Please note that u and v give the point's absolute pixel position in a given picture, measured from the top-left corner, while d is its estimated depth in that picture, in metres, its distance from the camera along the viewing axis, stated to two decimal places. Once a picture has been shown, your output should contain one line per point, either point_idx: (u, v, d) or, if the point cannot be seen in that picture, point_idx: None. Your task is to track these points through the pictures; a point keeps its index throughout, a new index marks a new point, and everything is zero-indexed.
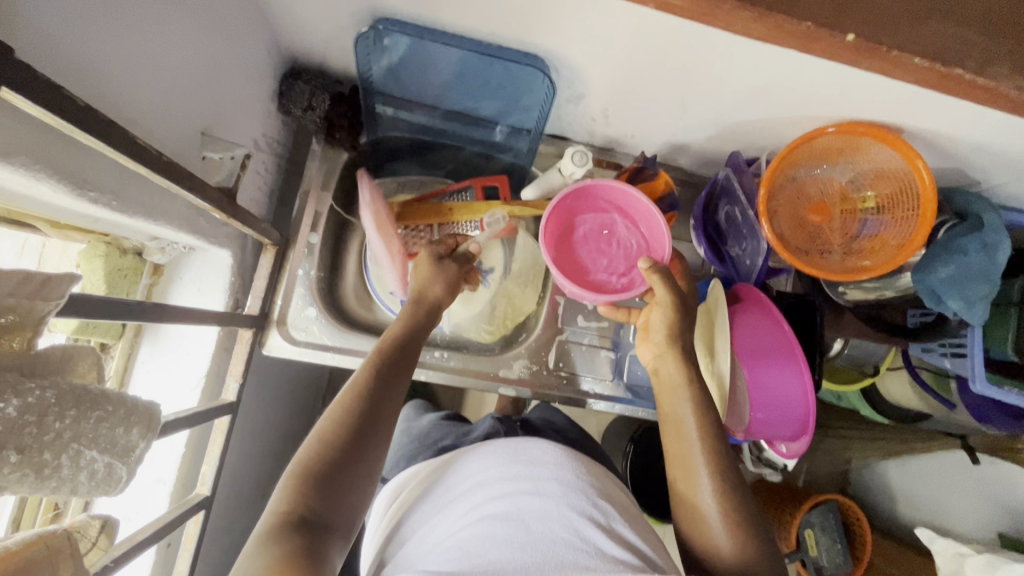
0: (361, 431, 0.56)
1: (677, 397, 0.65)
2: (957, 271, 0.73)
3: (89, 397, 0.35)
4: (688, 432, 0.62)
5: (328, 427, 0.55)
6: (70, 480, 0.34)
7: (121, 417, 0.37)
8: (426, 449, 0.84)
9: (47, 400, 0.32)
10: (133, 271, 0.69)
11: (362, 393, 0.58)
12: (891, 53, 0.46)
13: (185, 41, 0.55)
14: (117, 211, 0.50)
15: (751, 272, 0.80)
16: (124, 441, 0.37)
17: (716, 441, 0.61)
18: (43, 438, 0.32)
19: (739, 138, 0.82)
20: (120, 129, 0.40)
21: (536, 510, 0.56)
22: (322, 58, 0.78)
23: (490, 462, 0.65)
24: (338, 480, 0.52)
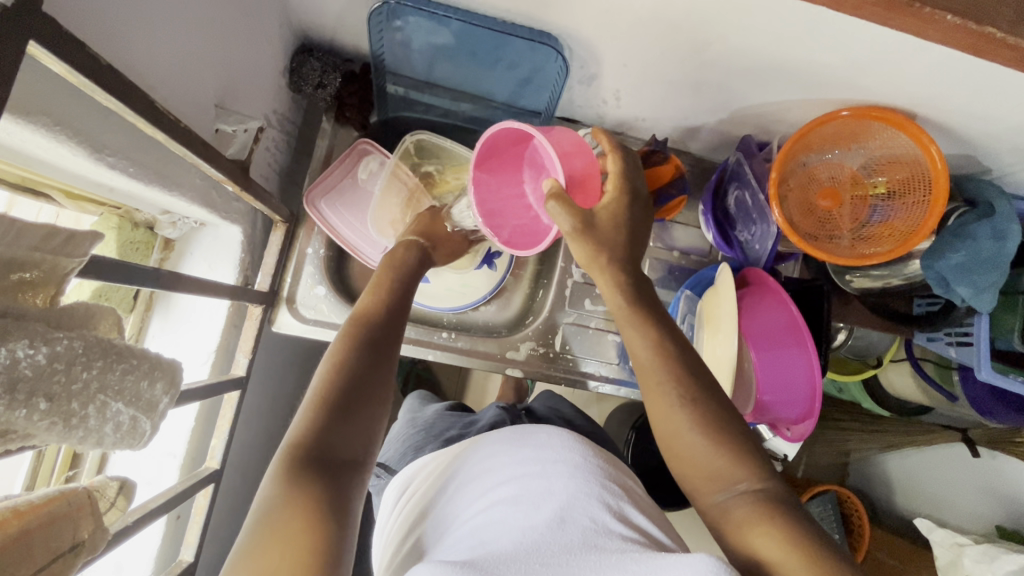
0: (367, 360, 0.57)
1: (647, 358, 0.60)
2: (967, 257, 0.73)
3: (113, 350, 0.35)
4: (664, 391, 0.58)
5: (336, 359, 0.56)
6: (96, 431, 0.35)
7: (145, 371, 0.38)
8: (433, 440, 0.84)
9: (74, 351, 0.33)
10: (144, 244, 0.69)
11: (362, 326, 0.60)
12: (920, 10, 0.43)
13: (200, 9, 0.54)
14: (134, 177, 0.50)
15: (760, 257, 0.80)
16: (147, 396, 0.38)
17: (686, 379, 0.58)
18: (70, 387, 0.32)
19: (751, 121, 0.82)
20: (141, 92, 0.40)
21: (545, 491, 0.56)
22: (335, 34, 0.77)
23: (499, 449, 0.65)
24: (354, 410, 0.53)
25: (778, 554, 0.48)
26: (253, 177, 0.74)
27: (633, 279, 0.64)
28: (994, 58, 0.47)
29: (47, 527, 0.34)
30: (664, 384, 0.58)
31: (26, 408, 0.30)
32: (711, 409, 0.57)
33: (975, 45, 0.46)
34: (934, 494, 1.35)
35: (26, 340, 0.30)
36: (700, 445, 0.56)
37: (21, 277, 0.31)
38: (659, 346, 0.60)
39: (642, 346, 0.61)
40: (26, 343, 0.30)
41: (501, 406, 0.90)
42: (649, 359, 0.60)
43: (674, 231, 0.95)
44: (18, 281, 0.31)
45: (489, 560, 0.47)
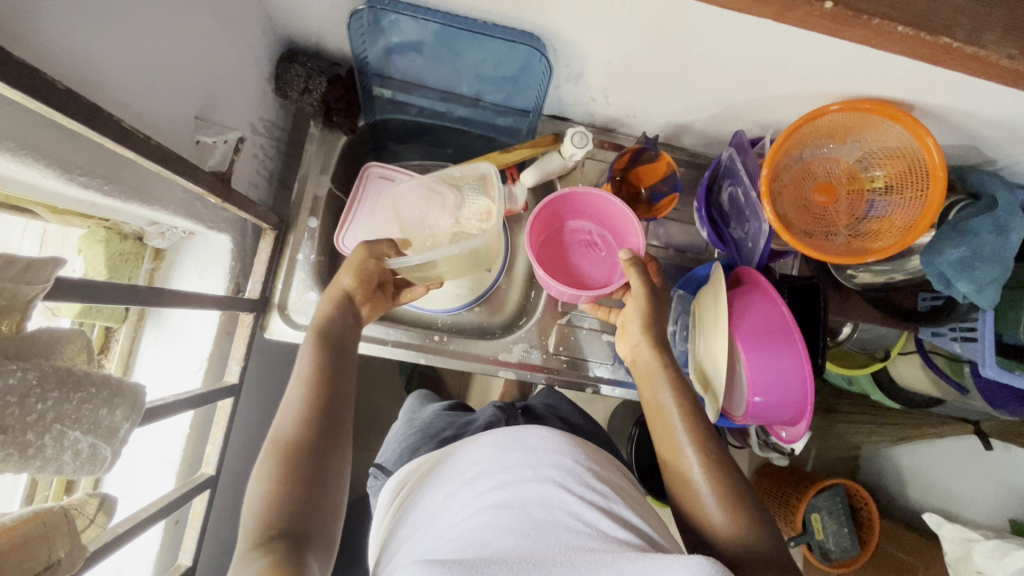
0: (323, 413, 0.60)
1: (659, 402, 0.67)
2: (968, 253, 0.70)
3: (70, 381, 0.37)
4: (675, 440, 0.64)
5: (299, 415, 0.59)
6: (53, 460, 0.37)
7: (105, 399, 0.40)
8: (428, 441, 0.84)
9: (28, 383, 0.34)
10: (134, 256, 0.70)
11: (308, 400, 0.60)
12: (872, 22, 0.44)
13: (173, 24, 0.55)
14: (110, 195, 0.50)
15: (752, 255, 0.79)
16: (108, 423, 0.40)
17: (705, 437, 0.63)
18: (25, 418, 0.34)
19: (743, 116, 0.80)
20: (104, 113, 0.40)
21: (536, 499, 0.55)
22: (318, 39, 0.77)
23: (489, 450, 0.63)
24: (319, 468, 0.56)
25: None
26: (237, 187, 0.74)
27: (665, 345, 0.71)
28: (965, 70, 0.48)
29: (20, 549, 0.35)
30: (675, 436, 0.64)
31: None
32: (717, 458, 0.62)
33: (931, 55, 0.47)
34: (946, 486, 1.32)
35: None
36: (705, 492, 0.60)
37: None
38: (680, 400, 0.66)
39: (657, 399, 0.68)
40: None
41: (497, 404, 0.90)
42: (678, 413, 0.65)
43: (670, 227, 0.94)
44: None
45: (485, 564, 0.47)
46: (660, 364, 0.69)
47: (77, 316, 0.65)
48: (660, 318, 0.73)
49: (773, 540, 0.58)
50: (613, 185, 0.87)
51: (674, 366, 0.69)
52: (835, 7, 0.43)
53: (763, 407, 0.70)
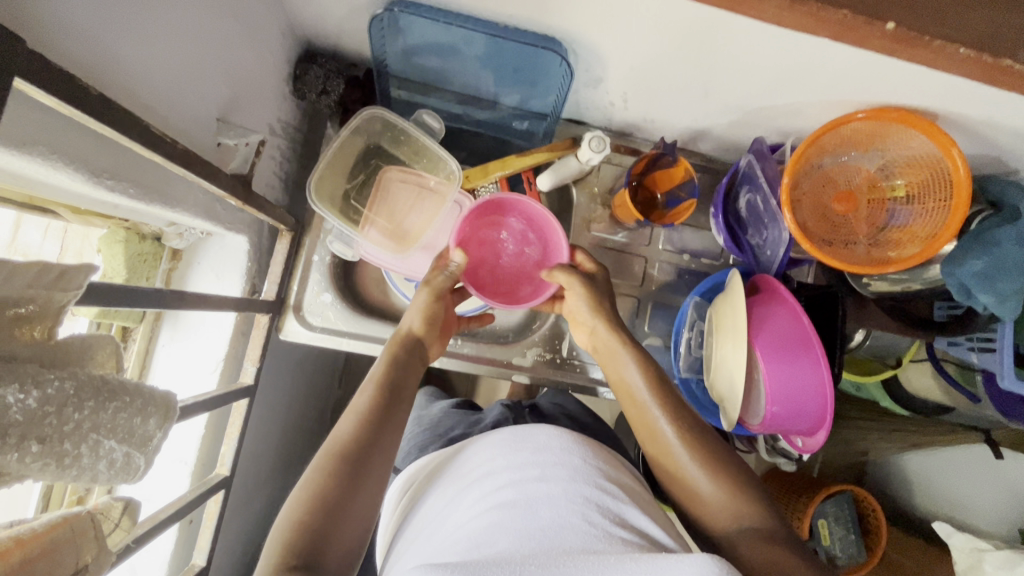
0: (375, 427, 0.61)
1: (628, 384, 0.70)
2: (990, 264, 0.70)
3: (105, 390, 0.37)
4: (649, 414, 0.66)
5: (356, 423, 0.61)
6: (89, 468, 0.37)
7: (138, 408, 0.40)
8: (436, 440, 0.84)
9: (66, 392, 0.35)
10: (152, 256, 0.70)
11: (369, 414, 0.62)
12: (934, 43, 0.45)
13: (198, 26, 0.55)
14: (135, 199, 0.50)
15: (771, 263, 0.78)
16: (140, 431, 0.40)
17: (688, 425, 0.64)
18: (62, 428, 0.34)
19: (763, 122, 0.79)
20: (134, 118, 0.40)
21: (542, 497, 0.55)
22: (338, 40, 0.77)
23: (497, 452, 0.64)
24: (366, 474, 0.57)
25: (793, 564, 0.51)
26: (257, 189, 0.75)
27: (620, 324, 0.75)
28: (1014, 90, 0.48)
29: (49, 556, 0.35)
30: (646, 408, 0.67)
31: (18, 451, 0.32)
32: (691, 427, 0.64)
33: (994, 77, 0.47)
34: (955, 495, 1.32)
35: (16, 386, 0.32)
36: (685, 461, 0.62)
37: (18, 311, 0.33)
38: (649, 381, 0.68)
39: (626, 378, 0.70)
40: (15, 389, 0.32)
41: (506, 403, 0.90)
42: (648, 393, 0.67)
43: (685, 232, 0.93)
44: (14, 316, 0.33)
45: (485, 561, 0.46)
46: (620, 342, 0.72)
47: (95, 316, 0.66)
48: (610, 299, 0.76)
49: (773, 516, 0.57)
50: (630, 189, 0.87)
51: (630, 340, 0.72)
52: (897, 29, 0.44)
53: (780, 416, 0.70)
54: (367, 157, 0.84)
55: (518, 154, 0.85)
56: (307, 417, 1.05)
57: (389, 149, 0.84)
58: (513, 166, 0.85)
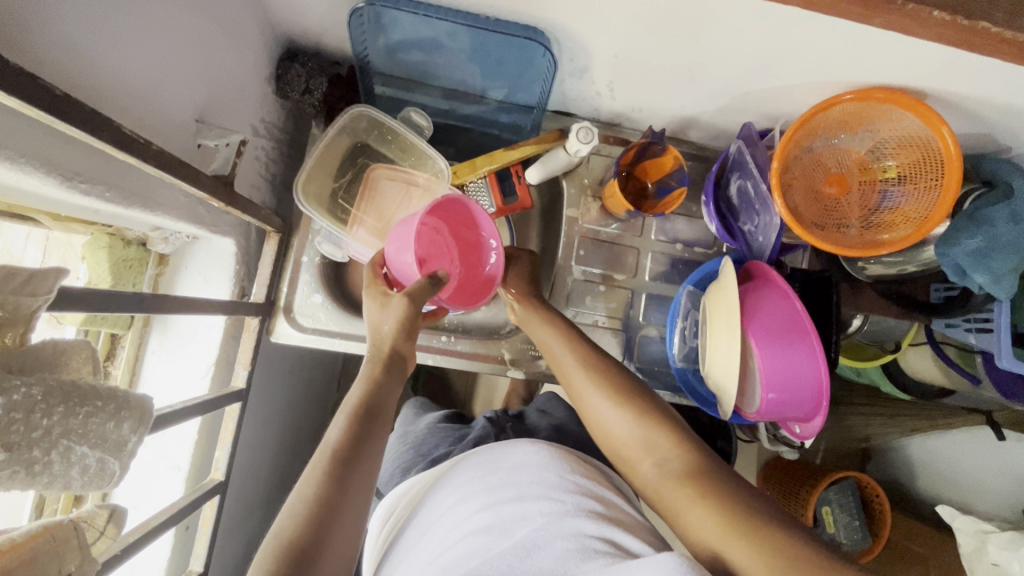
0: (362, 436, 0.57)
1: (554, 356, 0.73)
2: (985, 243, 0.69)
3: (77, 394, 0.37)
4: (573, 377, 0.70)
5: (345, 429, 0.57)
6: (60, 476, 0.37)
7: (112, 412, 0.39)
8: (420, 460, 0.83)
9: (33, 398, 0.34)
10: (138, 262, 0.69)
11: (352, 424, 0.58)
12: (906, 7, 0.45)
13: (171, 25, 0.54)
14: (112, 203, 0.49)
15: (762, 250, 0.78)
16: (115, 436, 0.39)
17: (606, 380, 0.68)
18: (30, 435, 0.34)
19: (752, 107, 0.78)
20: (104, 118, 0.40)
21: (517, 517, 0.55)
22: (319, 38, 0.76)
23: (475, 473, 0.63)
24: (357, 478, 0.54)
25: (711, 522, 0.54)
26: (240, 190, 0.74)
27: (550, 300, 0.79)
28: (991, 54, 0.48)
29: (30, 566, 0.35)
30: (573, 375, 0.70)
31: None
32: (610, 381, 0.68)
33: (969, 41, 0.47)
34: (960, 478, 1.31)
35: None
36: (615, 422, 0.66)
37: None
38: (571, 348, 0.72)
39: (562, 362, 0.72)
40: None
41: (488, 416, 0.90)
42: (566, 354, 0.72)
43: (677, 223, 0.93)
44: None
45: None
46: (545, 317, 0.76)
47: (82, 323, 0.65)
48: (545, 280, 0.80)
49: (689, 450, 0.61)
50: (620, 179, 0.87)
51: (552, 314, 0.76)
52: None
53: (776, 404, 0.69)
54: (355, 156, 0.83)
55: (506, 147, 0.84)
56: (305, 420, 1.04)
57: (376, 148, 0.84)
58: (500, 160, 0.84)
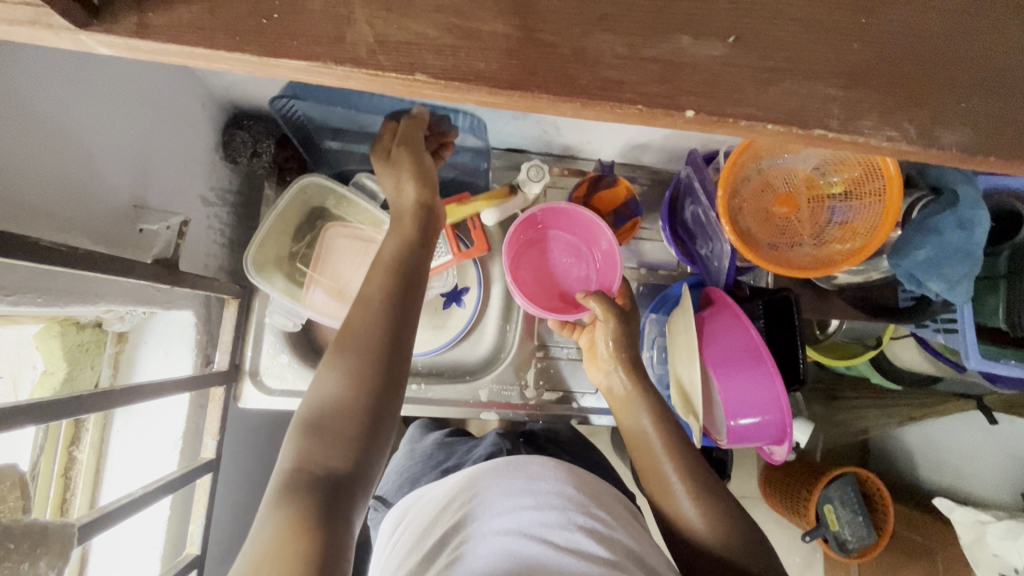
0: (376, 349, 0.56)
1: (640, 432, 0.70)
2: (934, 253, 0.70)
3: None
4: (652, 453, 0.68)
5: (353, 340, 0.56)
6: None
7: (26, 551, 0.42)
8: (429, 471, 0.84)
9: None
10: (95, 344, 0.70)
11: (365, 329, 0.57)
12: None
13: (95, 118, 0.54)
14: (48, 305, 0.49)
15: (718, 275, 0.79)
16: (30, 575, 0.42)
17: (687, 463, 0.66)
18: None
19: (698, 133, 0.79)
20: (20, 236, 0.40)
21: (539, 525, 0.56)
22: (261, 103, 0.76)
23: (492, 476, 0.64)
24: (372, 397, 0.55)
25: None
26: (186, 270, 0.72)
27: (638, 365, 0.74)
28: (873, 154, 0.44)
29: None
30: (653, 450, 0.68)
31: None
32: (693, 466, 0.66)
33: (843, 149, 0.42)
34: (956, 466, 1.31)
35: None
36: (681, 503, 0.64)
37: None
38: (657, 427, 0.69)
39: (638, 422, 0.70)
40: None
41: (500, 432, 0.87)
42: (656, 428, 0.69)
43: (641, 247, 0.93)
44: None
45: None
46: (636, 391, 0.72)
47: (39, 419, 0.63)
48: (632, 338, 0.76)
49: (761, 560, 0.60)
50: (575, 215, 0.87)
51: (650, 392, 0.72)
52: None
53: (744, 430, 0.69)
54: (312, 219, 0.84)
55: (457, 201, 0.82)
56: None
57: (333, 211, 0.84)
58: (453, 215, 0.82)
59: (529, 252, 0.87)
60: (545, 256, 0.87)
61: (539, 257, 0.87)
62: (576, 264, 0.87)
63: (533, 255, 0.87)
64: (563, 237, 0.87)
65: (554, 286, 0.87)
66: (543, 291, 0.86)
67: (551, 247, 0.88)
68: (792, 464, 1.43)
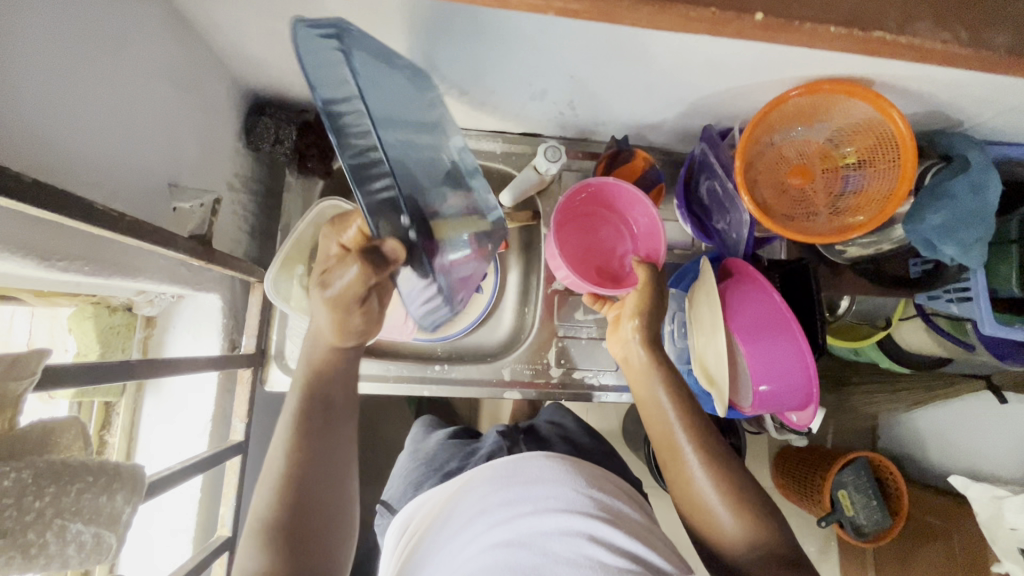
0: (316, 463, 0.58)
1: (657, 407, 0.69)
2: (949, 217, 0.71)
3: (65, 473, 0.41)
4: (671, 433, 0.68)
5: (284, 450, 0.58)
6: (57, 555, 0.40)
7: (103, 485, 0.42)
8: (432, 475, 0.83)
9: (23, 481, 0.38)
10: (125, 327, 0.70)
11: (295, 440, 0.59)
12: (803, 27, 0.45)
13: (133, 96, 0.55)
14: (92, 274, 0.50)
15: (738, 245, 0.79)
16: (108, 509, 0.42)
17: (705, 444, 0.66)
18: (23, 519, 0.38)
19: (712, 109, 0.80)
20: (74, 196, 0.41)
21: (541, 534, 0.57)
22: (283, 90, 0.78)
23: (484, 485, 0.64)
24: (320, 509, 0.57)
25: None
26: (218, 246, 0.75)
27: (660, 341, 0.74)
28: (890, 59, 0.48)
29: None
30: (672, 428, 0.68)
31: None
32: (711, 451, 0.66)
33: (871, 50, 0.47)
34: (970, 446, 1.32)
35: None
36: (701, 483, 0.65)
37: None
38: (678, 402, 0.68)
39: (654, 397, 0.70)
40: None
41: (501, 430, 0.89)
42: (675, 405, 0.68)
43: None
44: None
45: None
46: (654, 365, 0.71)
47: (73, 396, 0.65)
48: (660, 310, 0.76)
49: (775, 534, 0.63)
50: None
51: (667, 366, 0.71)
52: (764, 19, 0.44)
53: (769, 395, 0.70)
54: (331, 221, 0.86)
55: None
56: None
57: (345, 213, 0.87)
58: None
59: (575, 227, 0.88)
60: (588, 231, 0.89)
61: (582, 231, 0.88)
62: (617, 240, 0.89)
63: (576, 232, 0.88)
64: (610, 212, 0.89)
65: (595, 260, 0.89)
66: (586, 269, 0.88)
67: (595, 222, 0.89)
68: (802, 457, 1.43)
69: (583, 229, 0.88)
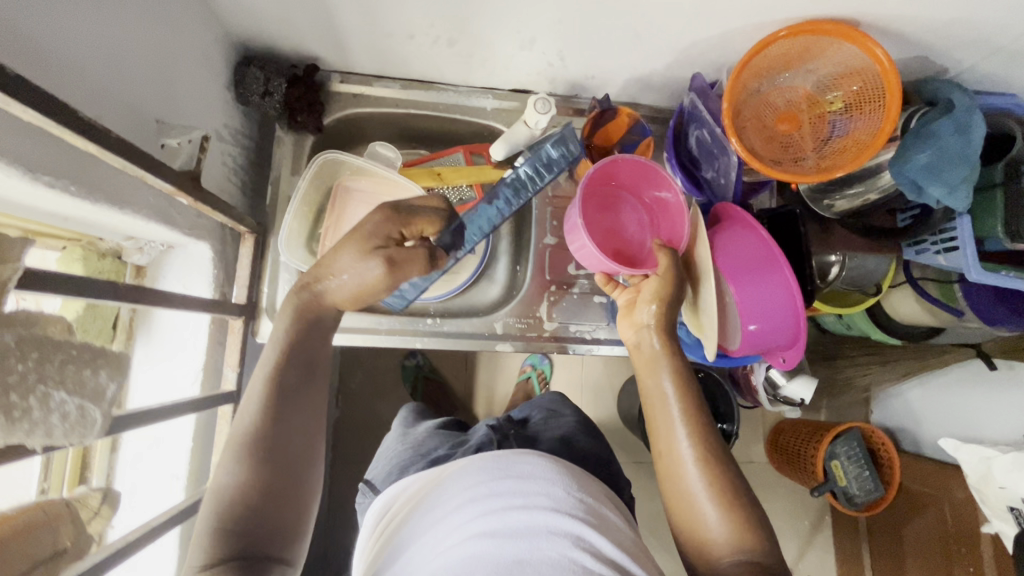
0: (286, 426, 0.58)
1: (658, 394, 0.67)
2: (934, 156, 0.72)
3: (47, 343, 0.45)
4: (671, 423, 0.65)
5: (257, 404, 0.57)
6: (41, 421, 0.43)
7: (84, 360, 0.48)
8: (418, 460, 0.81)
9: (8, 344, 0.41)
10: (114, 273, 0.70)
11: (268, 393, 0.58)
12: None
13: (119, 24, 0.55)
14: (78, 197, 0.51)
15: (727, 190, 0.81)
16: (89, 383, 0.47)
17: (707, 438, 0.63)
18: (8, 376, 0.41)
19: (701, 58, 0.81)
20: (62, 103, 0.41)
21: (528, 533, 0.54)
22: (272, 40, 0.78)
23: (481, 475, 0.62)
24: (286, 477, 0.57)
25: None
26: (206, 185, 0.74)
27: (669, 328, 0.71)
28: None
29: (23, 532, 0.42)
30: (671, 419, 0.65)
31: None
32: (710, 450, 0.63)
33: None
34: None
35: None
36: (691, 479, 0.62)
37: None
38: (681, 391, 0.66)
39: (657, 383, 0.67)
40: None
41: (490, 423, 0.87)
42: (679, 398, 0.65)
43: None
44: None
45: None
46: (666, 353, 0.68)
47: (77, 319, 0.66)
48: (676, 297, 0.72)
49: (765, 545, 0.59)
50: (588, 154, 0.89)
51: (678, 354, 0.69)
52: None
53: (757, 334, 0.71)
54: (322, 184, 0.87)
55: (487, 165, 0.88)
56: None
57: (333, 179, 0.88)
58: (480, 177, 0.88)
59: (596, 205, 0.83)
60: (608, 211, 0.84)
61: (603, 209, 0.83)
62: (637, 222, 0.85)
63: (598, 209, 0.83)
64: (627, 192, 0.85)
65: (615, 240, 0.83)
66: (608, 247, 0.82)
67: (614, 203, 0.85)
68: (791, 439, 1.42)
69: (604, 206, 0.84)
